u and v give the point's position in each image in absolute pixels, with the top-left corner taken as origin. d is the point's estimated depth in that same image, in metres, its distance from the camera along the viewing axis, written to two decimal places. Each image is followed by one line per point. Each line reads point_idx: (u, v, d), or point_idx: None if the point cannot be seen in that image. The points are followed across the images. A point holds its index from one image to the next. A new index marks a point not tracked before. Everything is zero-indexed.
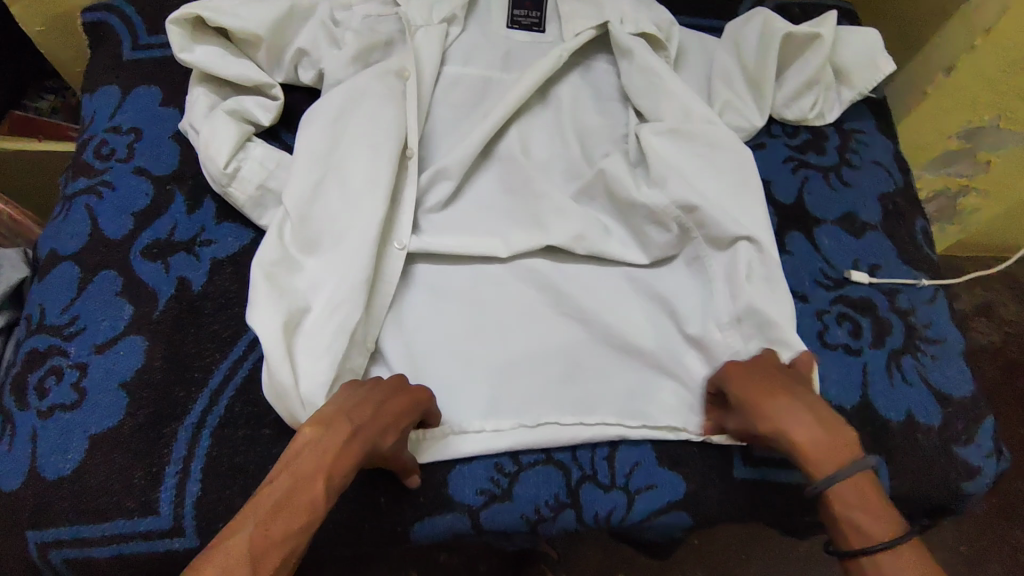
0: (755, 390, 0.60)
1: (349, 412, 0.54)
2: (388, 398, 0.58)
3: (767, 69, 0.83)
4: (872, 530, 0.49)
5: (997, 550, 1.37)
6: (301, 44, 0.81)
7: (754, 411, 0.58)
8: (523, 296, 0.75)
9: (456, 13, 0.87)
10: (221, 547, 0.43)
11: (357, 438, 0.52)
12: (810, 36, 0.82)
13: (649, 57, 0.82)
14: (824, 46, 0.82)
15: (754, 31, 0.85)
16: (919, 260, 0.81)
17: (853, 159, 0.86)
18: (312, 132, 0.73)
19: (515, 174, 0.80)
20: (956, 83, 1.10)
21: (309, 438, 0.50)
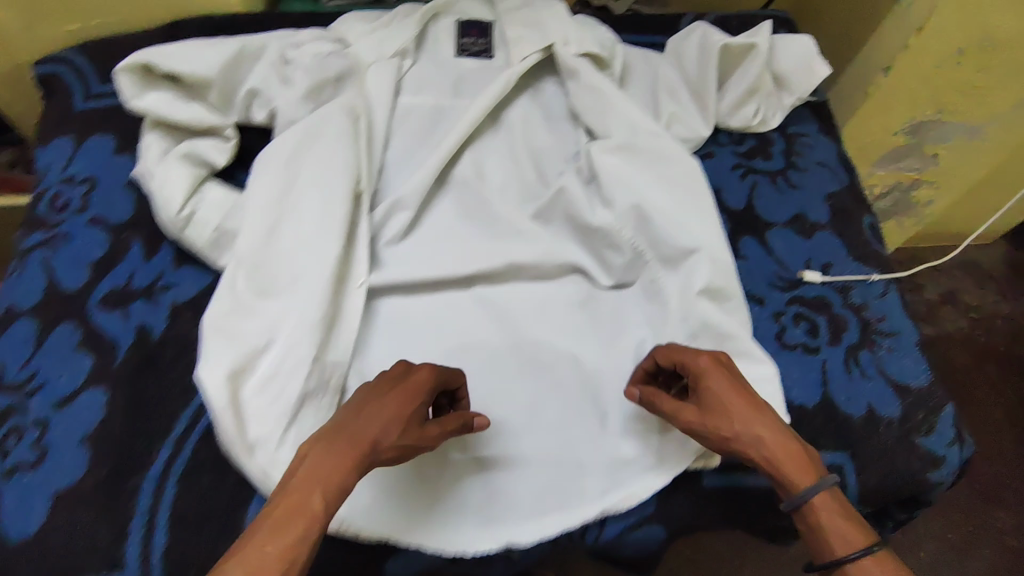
0: (732, 390, 0.61)
1: (349, 423, 0.55)
2: (391, 391, 0.58)
3: (709, 81, 0.86)
4: (852, 537, 0.56)
5: (982, 537, 1.42)
6: (252, 84, 0.82)
7: (734, 413, 0.60)
8: (482, 334, 0.74)
9: (405, 46, 0.89)
10: (233, 562, 0.48)
11: (362, 451, 0.54)
12: (746, 46, 0.85)
13: (595, 77, 0.84)
14: (761, 55, 0.85)
15: (694, 46, 0.89)
16: (869, 256, 0.83)
17: (799, 162, 0.89)
18: (264, 180, 0.75)
19: (471, 201, 0.81)
20: (894, 81, 1.13)
21: (316, 448, 0.54)
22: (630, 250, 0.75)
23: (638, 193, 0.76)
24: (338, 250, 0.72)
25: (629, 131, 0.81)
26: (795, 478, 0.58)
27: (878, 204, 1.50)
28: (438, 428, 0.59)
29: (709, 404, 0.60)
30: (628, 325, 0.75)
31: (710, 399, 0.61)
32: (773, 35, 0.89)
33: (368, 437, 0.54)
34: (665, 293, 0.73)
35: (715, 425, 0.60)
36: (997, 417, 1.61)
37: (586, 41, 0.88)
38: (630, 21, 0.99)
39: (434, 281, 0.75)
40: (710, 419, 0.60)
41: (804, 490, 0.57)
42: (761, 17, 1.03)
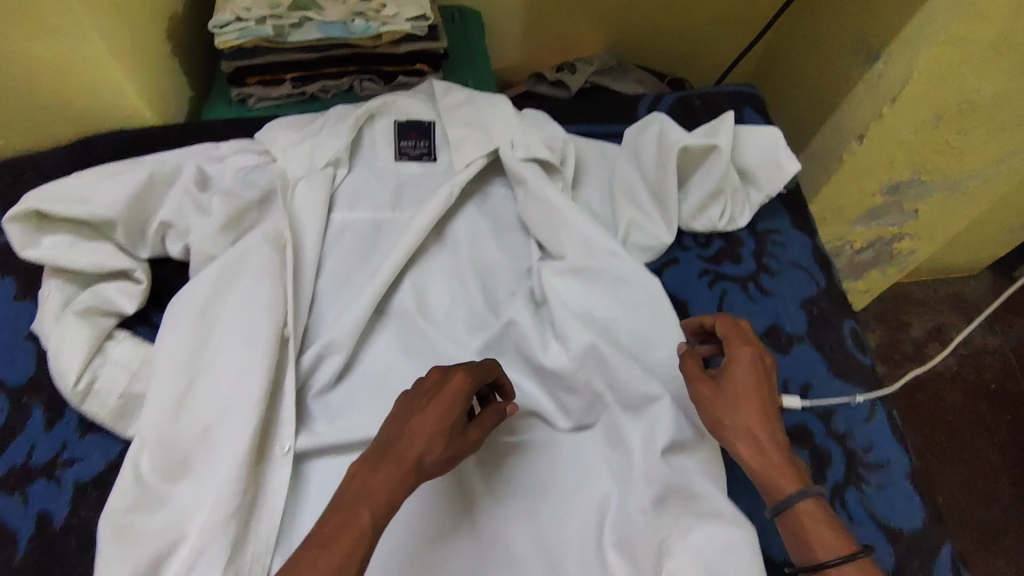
0: (756, 380, 0.60)
1: (397, 437, 0.56)
2: (436, 400, 0.57)
3: (668, 185, 0.78)
4: (835, 545, 0.54)
5: None
6: (164, 217, 0.74)
7: (747, 404, 0.59)
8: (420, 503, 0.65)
9: (338, 156, 0.82)
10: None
11: (407, 469, 0.54)
12: (708, 148, 0.78)
13: (544, 188, 0.77)
14: (724, 157, 0.77)
15: (652, 140, 0.82)
16: (850, 370, 0.76)
17: (771, 264, 0.82)
18: (175, 334, 0.67)
19: (413, 335, 0.73)
20: (870, 148, 1.04)
21: (364, 464, 0.55)
22: (586, 389, 0.69)
23: (590, 328, 0.70)
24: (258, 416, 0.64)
25: (580, 251, 0.74)
26: (780, 478, 0.57)
27: (859, 257, 1.44)
28: (478, 433, 0.59)
29: (726, 391, 0.60)
30: (589, 476, 0.67)
31: (730, 384, 0.60)
32: (736, 124, 0.81)
33: (412, 455, 0.55)
34: (627, 442, 0.66)
35: (727, 411, 0.59)
36: (991, 460, 1.55)
37: (535, 145, 0.80)
38: (581, 111, 0.93)
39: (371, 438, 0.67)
40: (719, 402, 0.60)
41: (787, 496, 0.56)
42: (723, 93, 0.96)
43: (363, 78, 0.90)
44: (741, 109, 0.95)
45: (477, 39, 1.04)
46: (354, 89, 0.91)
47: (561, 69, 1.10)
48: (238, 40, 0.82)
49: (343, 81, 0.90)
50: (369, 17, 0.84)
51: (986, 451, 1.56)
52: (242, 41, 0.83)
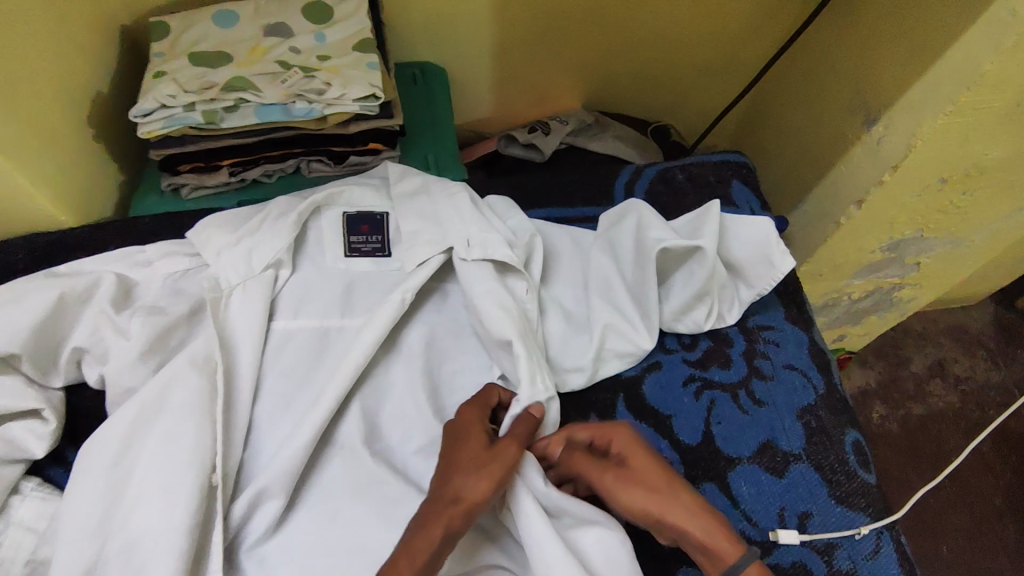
0: (653, 464, 0.60)
1: (441, 469, 0.58)
2: (467, 434, 0.60)
3: (648, 290, 0.71)
4: None
5: None
6: (78, 343, 0.66)
7: (658, 481, 0.59)
8: None
9: (278, 257, 0.73)
10: None
11: (452, 498, 0.55)
12: (690, 249, 0.71)
13: (505, 296, 0.69)
14: (709, 259, 0.70)
15: (628, 233, 0.74)
16: (853, 494, 0.68)
17: (763, 367, 0.74)
18: (85, 489, 0.60)
19: (361, 470, 0.65)
20: (870, 213, 0.97)
21: (416, 518, 0.55)
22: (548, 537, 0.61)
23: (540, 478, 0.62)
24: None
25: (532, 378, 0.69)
26: (720, 541, 0.56)
27: (857, 306, 1.36)
28: (513, 438, 0.60)
29: (636, 471, 0.59)
30: None
31: (634, 463, 0.60)
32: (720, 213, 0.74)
33: (450, 493, 0.55)
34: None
35: (643, 493, 0.58)
36: (996, 503, 1.44)
37: (498, 247, 0.71)
38: (552, 191, 0.85)
39: None
40: (633, 486, 0.58)
41: (738, 558, 0.55)
42: (708, 163, 0.88)
43: (309, 160, 0.83)
44: (728, 182, 0.86)
45: (440, 102, 0.96)
46: (300, 171, 0.84)
47: (534, 130, 1.03)
48: (166, 128, 0.74)
49: (288, 164, 0.82)
50: (312, 99, 0.75)
51: (990, 492, 1.45)
52: (170, 130, 0.74)
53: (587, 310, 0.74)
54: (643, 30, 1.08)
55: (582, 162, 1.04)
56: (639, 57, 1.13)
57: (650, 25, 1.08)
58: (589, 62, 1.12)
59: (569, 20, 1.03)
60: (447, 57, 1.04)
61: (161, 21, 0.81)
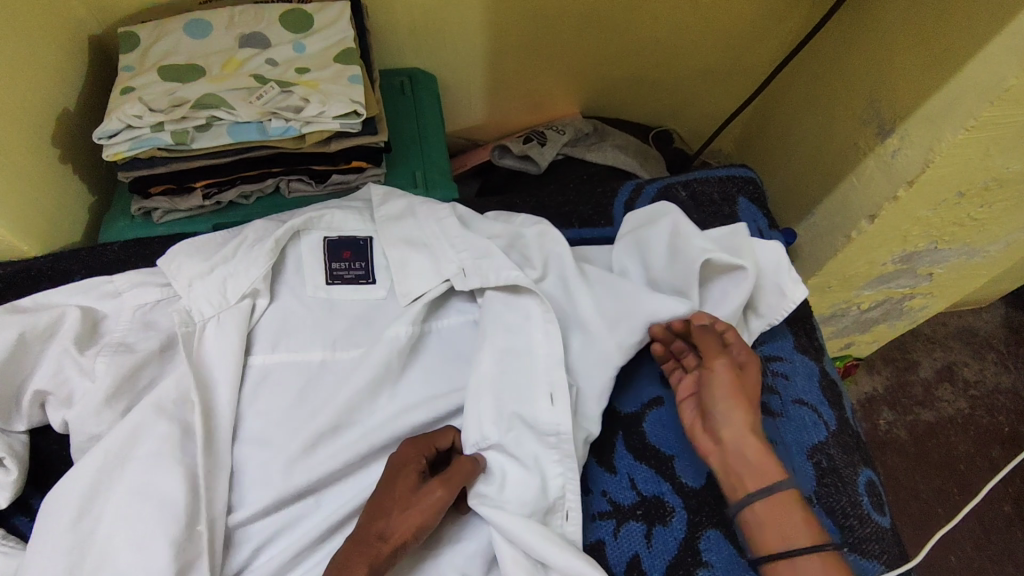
0: (750, 368, 0.62)
1: (372, 501, 0.57)
2: (399, 473, 0.58)
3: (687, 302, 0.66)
4: (803, 533, 0.53)
5: None
6: (39, 385, 0.61)
7: (751, 393, 0.60)
8: None
9: (256, 286, 0.68)
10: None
11: (373, 539, 0.54)
12: (733, 266, 0.67)
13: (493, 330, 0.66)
14: (749, 280, 0.66)
15: (661, 238, 0.70)
16: (867, 540, 0.64)
17: (772, 403, 0.69)
18: (45, 549, 0.55)
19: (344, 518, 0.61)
20: (883, 228, 0.92)
21: (340, 551, 0.55)
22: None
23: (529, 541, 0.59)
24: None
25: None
26: (771, 463, 0.56)
27: (865, 315, 1.31)
28: (442, 483, 0.57)
29: (739, 374, 0.61)
30: None
31: (745, 371, 0.62)
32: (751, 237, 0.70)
33: (377, 534, 0.55)
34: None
35: (733, 390, 0.59)
36: (1006, 510, 1.40)
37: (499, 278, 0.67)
38: (546, 210, 0.80)
39: None
40: (730, 381, 0.60)
41: (776, 473, 0.55)
42: (714, 178, 0.83)
43: (290, 179, 0.78)
44: (734, 201, 0.81)
45: (430, 112, 0.91)
46: (280, 190, 0.79)
47: (530, 140, 0.99)
48: (132, 150, 0.69)
49: (267, 183, 0.77)
50: (289, 117, 0.71)
51: (999, 500, 1.41)
52: (137, 152, 0.69)
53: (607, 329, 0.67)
54: (645, 34, 1.03)
55: (580, 174, 0.99)
56: (641, 60, 1.08)
57: (654, 29, 1.02)
58: (588, 66, 1.06)
59: (567, 23, 0.98)
60: (437, 63, 0.99)
61: (130, 32, 0.76)
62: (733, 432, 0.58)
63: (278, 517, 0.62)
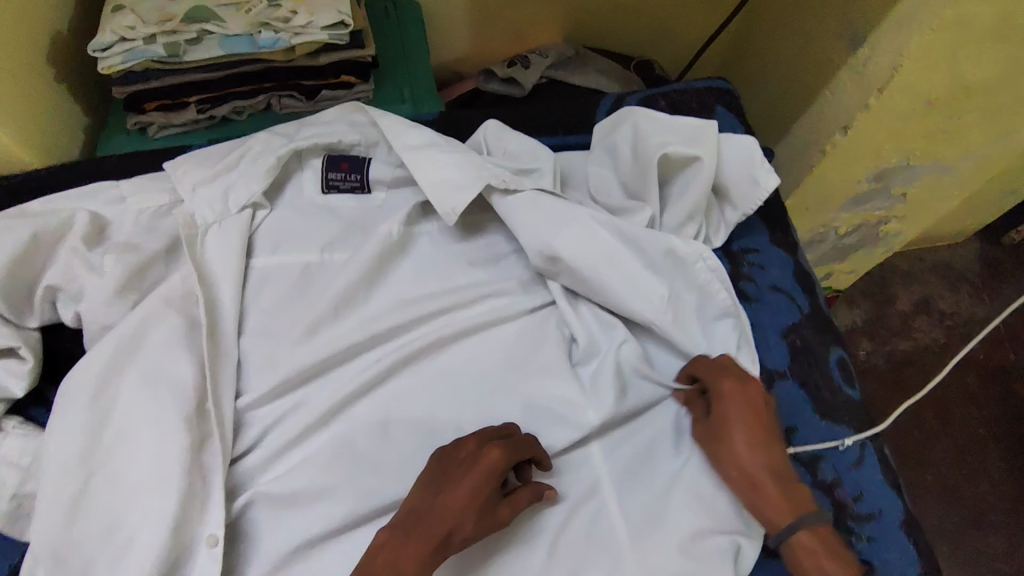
0: (740, 419, 0.61)
1: (437, 501, 0.55)
2: (476, 477, 0.56)
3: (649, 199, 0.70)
4: None
5: None
6: (50, 280, 0.64)
7: (738, 433, 0.60)
8: None
9: (256, 193, 0.71)
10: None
11: (436, 543, 0.54)
12: (689, 158, 0.70)
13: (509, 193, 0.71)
14: (706, 171, 0.69)
15: (626, 141, 0.73)
16: (838, 409, 0.69)
17: (748, 290, 0.74)
18: (64, 423, 0.58)
19: (349, 396, 0.65)
20: (855, 138, 0.96)
21: (382, 548, 0.54)
22: (571, 441, 0.64)
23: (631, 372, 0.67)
24: (181, 505, 0.56)
25: (497, 322, 0.70)
26: (778, 511, 0.58)
27: (843, 241, 1.36)
28: (512, 507, 0.57)
29: (719, 427, 0.62)
30: (555, 545, 0.60)
31: (723, 421, 0.62)
32: (719, 132, 0.72)
33: (439, 529, 0.54)
34: (626, 519, 0.62)
35: (721, 448, 0.61)
36: (981, 433, 1.47)
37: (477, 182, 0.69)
38: (531, 119, 0.83)
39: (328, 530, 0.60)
40: (709, 442, 0.62)
41: (784, 529, 0.57)
42: (690, 89, 0.86)
43: (280, 95, 0.80)
44: (712, 108, 0.85)
45: (414, 34, 0.93)
46: (271, 107, 0.81)
47: (514, 64, 1.01)
48: (127, 63, 0.71)
49: (258, 100, 0.79)
50: (278, 28, 0.73)
51: (975, 423, 1.48)
52: (131, 65, 0.71)
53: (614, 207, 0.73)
54: None
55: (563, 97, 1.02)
56: None
57: None
58: None
59: None
60: None
61: None
62: (744, 485, 0.60)
63: (287, 400, 0.65)
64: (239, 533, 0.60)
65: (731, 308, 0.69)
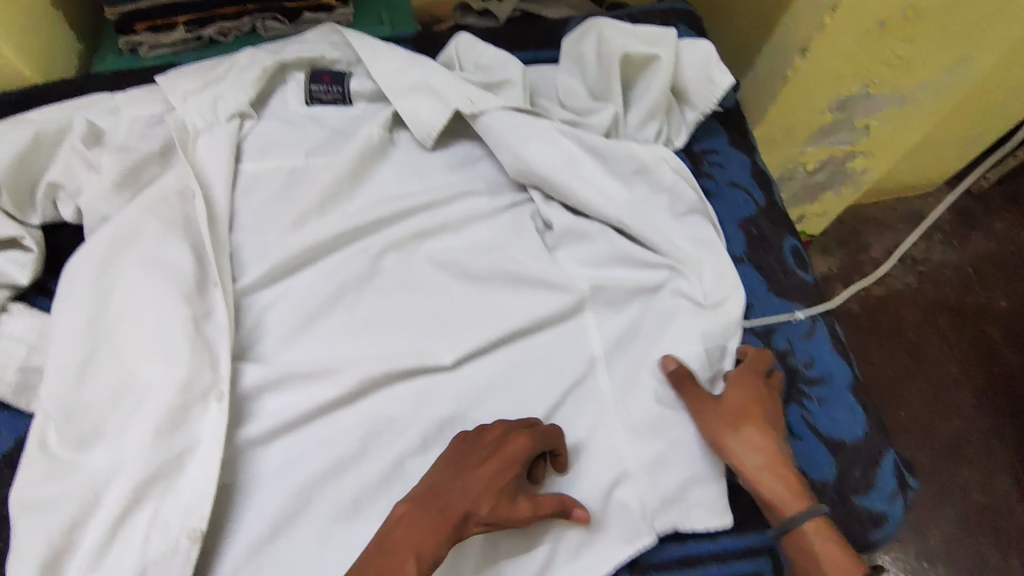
0: (750, 404, 0.64)
1: (455, 482, 0.57)
2: (494, 462, 0.58)
3: (613, 97, 0.75)
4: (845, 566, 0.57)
5: (984, 527, 1.35)
6: (52, 178, 0.69)
7: (749, 419, 0.63)
8: (384, 457, 0.64)
9: (243, 103, 0.75)
10: (379, 552, 0.53)
11: (455, 522, 0.55)
12: (649, 58, 0.75)
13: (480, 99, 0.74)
14: (665, 69, 0.74)
15: (591, 47, 0.77)
16: (791, 289, 0.75)
17: (708, 186, 0.80)
18: (71, 299, 0.62)
19: (336, 282, 0.70)
20: (814, 62, 1.02)
21: (402, 517, 0.55)
22: (542, 318, 0.70)
23: (601, 266, 0.73)
24: (188, 369, 0.61)
25: (473, 218, 0.75)
26: (790, 494, 0.60)
27: (813, 179, 1.41)
28: (532, 506, 0.58)
29: (730, 411, 0.64)
30: (528, 407, 0.67)
31: (734, 404, 0.64)
32: (679, 39, 0.77)
33: (457, 508, 0.55)
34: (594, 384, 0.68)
35: (732, 431, 0.63)
36: (953, 371, 1.52)
37: (450, 87, 0.75)
38: (504, 37, 0.88)
39: (325, 400, 0.64)
40: (722, 423, 0.63)
41: (798, 513, 0.59)
42: (654, 10, 0.91)
43: (265, 17, 0.84)
44: (675, 26, 0.89)
45: None
46: (256, 30, 0.85)
47: None
48: None
49: (244, 22, 0.84)
50: None
51: (947, 362, 1.54)
52: None
53: (580, 114, 0.77)
54: None
55: None
56: None
57: None
58: None
59: None
60: None
61: None
62: (753, 469, 0.61)
63: (278, 287, 0.70)
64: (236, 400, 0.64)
65: (698, 203, 0.74)
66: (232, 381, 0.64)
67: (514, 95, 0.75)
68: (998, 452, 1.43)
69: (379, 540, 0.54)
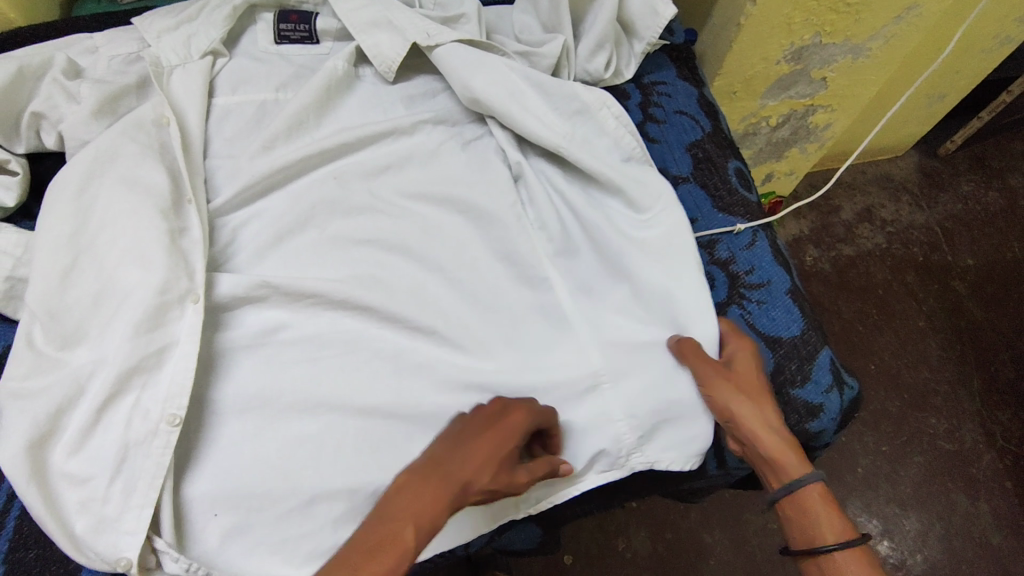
0: (753, 374, 0.67)
1: (455, 453, 0.59)
2: (490, 436, 0.60)
3: (563, 28, 0.80)
4: (836, 524, 0.63)
5: (950, 474, 1.38)
6: (34, 107, 0.73)
7: (756, 390, 0.66)
8: (350, 358, 0.68)
9: (214, 40, 0.80)
10: (382, 519, 0.55)
11: (455, 490, 0.57)
12: None
13: (438, 33, 0.79)
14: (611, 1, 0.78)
15: None
16: (735, 205, 0.79)
17: (657, 114, 0.85)
18: (53, 213, 0.67)
19: (303, 203, 0.74)
20: (765, 10, 1.06)
21: (400, 487, 0.57)
22: (498, 234, 0.75)
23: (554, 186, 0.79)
24: (164, 275, 0.65)
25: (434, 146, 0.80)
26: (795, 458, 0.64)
27: (777, 134, 1.46)
28: (529, 473, 0.60)
29: (739, 381, 0.66)
30: (485, 311, 0.72)
31: (740, 372, 0.67)
32: None
33: (458, 476, 0.57)
34: (548, 290, 0.73)
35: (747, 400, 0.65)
36: (920, 324, 1.54)
37: (410, 23, 0.80)
38: None
39: (304, 306, 0.70)
40: (731, 393, 0.65)
41: (805, 475, 0.63)
42: None
43: None
44: None
45: None
46: None
47: None
48: None
49: None
50: None
51: (916, 316, 1.56)
52: None
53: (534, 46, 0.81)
54: None
55: None
56: None
57: None
58: None
59: None
60: None
61: None
62: (766, 436, 0.64)
63: (250, 209, 0.75)
64: (212, 307, 0.69)
65: (636, 152, 0.78)
66: (207, 289, 0.68)
67: (470, 30, 0.81)
68: (965, 401, 1.46)
69: (379, 508, 0.56)
